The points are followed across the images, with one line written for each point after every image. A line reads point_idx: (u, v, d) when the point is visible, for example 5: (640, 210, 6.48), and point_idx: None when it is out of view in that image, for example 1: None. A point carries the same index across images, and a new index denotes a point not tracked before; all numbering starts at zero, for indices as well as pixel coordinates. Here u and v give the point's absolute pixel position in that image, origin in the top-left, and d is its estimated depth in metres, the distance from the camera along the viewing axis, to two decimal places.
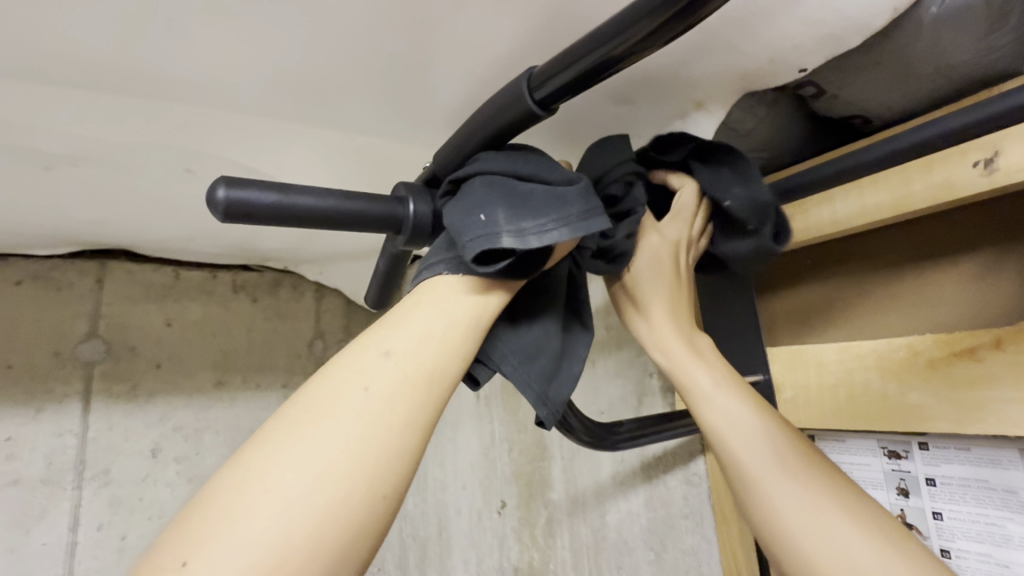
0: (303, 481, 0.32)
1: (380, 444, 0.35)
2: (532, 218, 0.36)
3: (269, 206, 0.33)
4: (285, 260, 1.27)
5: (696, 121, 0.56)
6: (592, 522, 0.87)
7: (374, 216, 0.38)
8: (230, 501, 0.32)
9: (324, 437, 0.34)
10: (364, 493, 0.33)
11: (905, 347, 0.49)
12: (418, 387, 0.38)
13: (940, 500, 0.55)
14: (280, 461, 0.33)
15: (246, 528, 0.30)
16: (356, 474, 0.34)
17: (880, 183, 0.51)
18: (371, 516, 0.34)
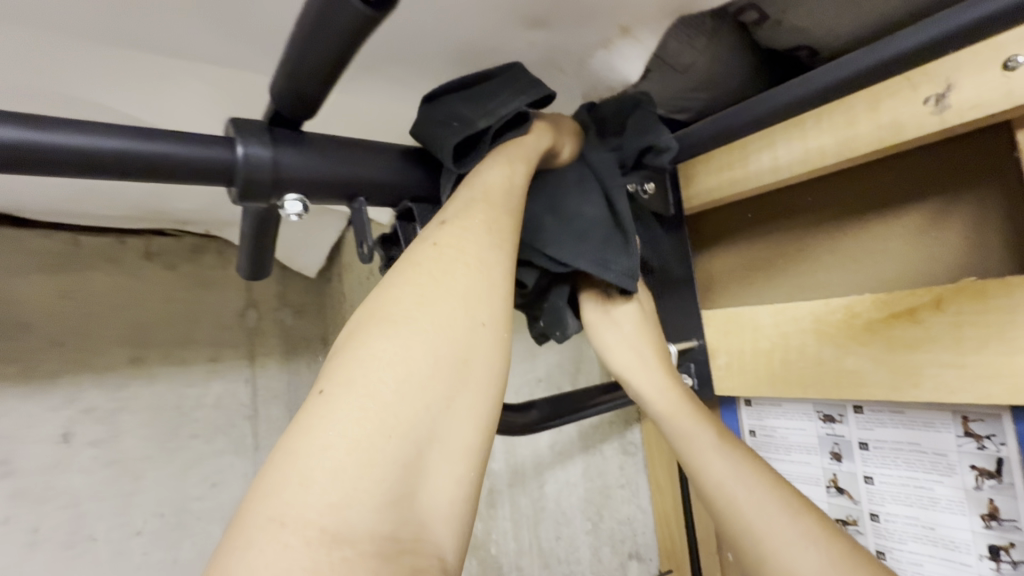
0: (348, 370, 0.28)
1: (447, 345, 0.30)
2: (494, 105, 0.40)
3: (12, 144, 0.25)
4: (208, 223, 1.06)
5: (622, 51, 0.49)
6: (530, 493, 0.81)
7: (185, 160, 0.29)
8: (302, 426, 0.27)
9: (376, 377, 0.28)
10: (422, 403, 0.28)
11: (843, 309, 0.45)
12: (474, 301, 0.32)
13: (872, 464, 0.53)
14: (326, 414, 0.27)
15: (303, 431, 0.27)
16: (420, 430, 0.28)
17: (824, 124, 0.45)
18: (450, 430, 0.29)
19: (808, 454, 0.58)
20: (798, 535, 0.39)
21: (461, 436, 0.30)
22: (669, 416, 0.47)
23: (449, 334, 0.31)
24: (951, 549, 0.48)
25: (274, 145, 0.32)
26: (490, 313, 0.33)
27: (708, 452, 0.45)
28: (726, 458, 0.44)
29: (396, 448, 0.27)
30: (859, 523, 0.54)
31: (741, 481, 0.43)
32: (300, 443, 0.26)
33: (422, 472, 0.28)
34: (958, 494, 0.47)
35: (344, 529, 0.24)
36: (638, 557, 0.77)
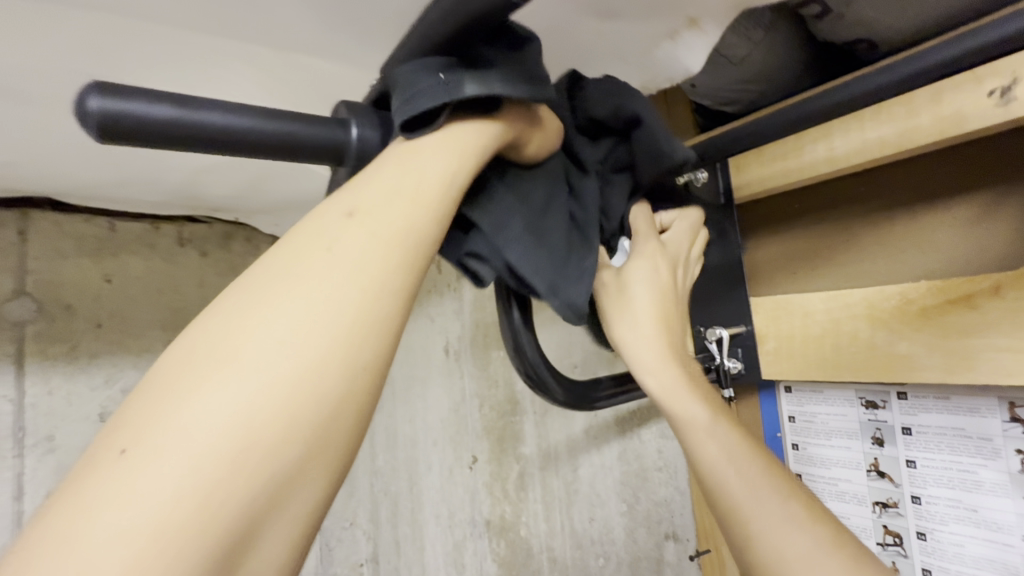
0: (161, 429, 0.22)
1: (304, 373, 0.24)
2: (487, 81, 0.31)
3: (165, 120, 0.26)
4: None
5: (688, 43, 0.50)
6: (563, 476, 0.83)
7: (307, 143, 0.31)
8: (97, 493, 0.20)
9: (202, 421, 0.22)
10: (261, 449, 0.23)
11: (898, 295, 0.46)
12: (360, 315, 0.26)
13: (915, 448, 0.54)
14: (122, 484, 0.20)
15: (84, 504, 0.20)
16: (272, 479, 0.23)
17: (883, 116, 0.46)
18: (302, 468, 0.24)
19: (848, 439, 0.60)
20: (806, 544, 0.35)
21: (331, 465, 0.25)
22: (667, 390, 0.42)
23: (313, 363, 0.24)
24: (994, 530, 0.49)
25: (382, 128, 0.34)
26: (366, 324, 0.26)
27: (704, 426, 0.40)
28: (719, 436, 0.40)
29: (222, 516, 0.21)
30: (900, 505, 0.56)
31: (733, 464, 0.38)
32: (77, 524, 0.20)
33: (264, 515, 0.23)
34: (1002, 478, 0.48)
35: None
36: (675, 538, 0.79)
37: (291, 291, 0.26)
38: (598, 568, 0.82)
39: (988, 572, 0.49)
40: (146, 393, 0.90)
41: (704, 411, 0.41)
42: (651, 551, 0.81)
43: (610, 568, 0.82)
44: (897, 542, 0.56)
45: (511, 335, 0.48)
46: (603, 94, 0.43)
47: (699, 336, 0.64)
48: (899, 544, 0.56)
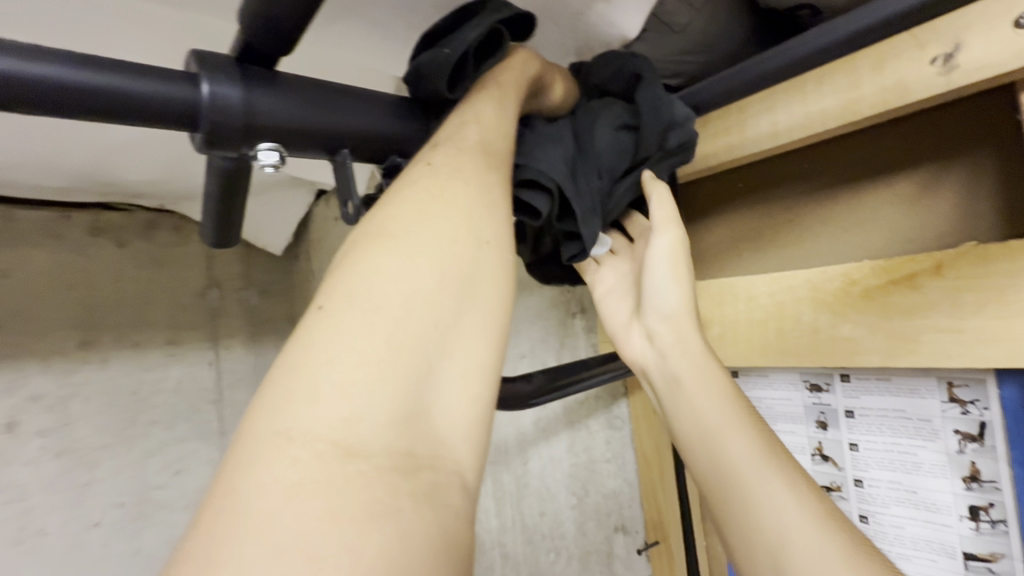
0: (345, 293, 0.25)
1: (456, 260, 0.27)
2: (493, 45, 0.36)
3: None
4: (157, 199, 1.00)
5: (621, 6, 0.48)
6: (513, 470, 0.79)
7: (141, 100, 0.27)
8: (279, 376, 0.23)
9: (371, 294, 0.25)
10: (417, 329, 0.25)
11: (841, 276, 0.44)
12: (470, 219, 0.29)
13: (857, 431, 0.53)
14: (320, 341, 0.23)
15: (287, 371, 0.23)
16: (424, 352, 0.25)
17: (826, 86, 0.44)
18: (459, 354, 0.26)
19: (794, 423, 0.58)
20: (793, 502, 0.34)
21: (471, 365, 0.27)
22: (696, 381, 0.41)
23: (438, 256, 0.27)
24: (932, 511, 0.49)
25: (244, 86, 0.29)
26: (492, 228, 0.30)
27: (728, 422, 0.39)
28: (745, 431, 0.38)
29: (396, 389, 0.23)
30: (843, 489, 0.55)
31: (758, 463, 0.36)
32: (289, 387, 0.22)
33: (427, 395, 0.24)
34: (940, 458, 0.48)
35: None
36: (625, 531, 0.76)
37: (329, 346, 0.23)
38: (550, 565, 0.77)
39: (926, 552, 0.49)
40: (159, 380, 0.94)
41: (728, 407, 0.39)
42: (602, 546, 0.77)
43: (561, 565, 0.77)
44: None
45: None
46: (610, 67, 0.45)
47: None
48: None
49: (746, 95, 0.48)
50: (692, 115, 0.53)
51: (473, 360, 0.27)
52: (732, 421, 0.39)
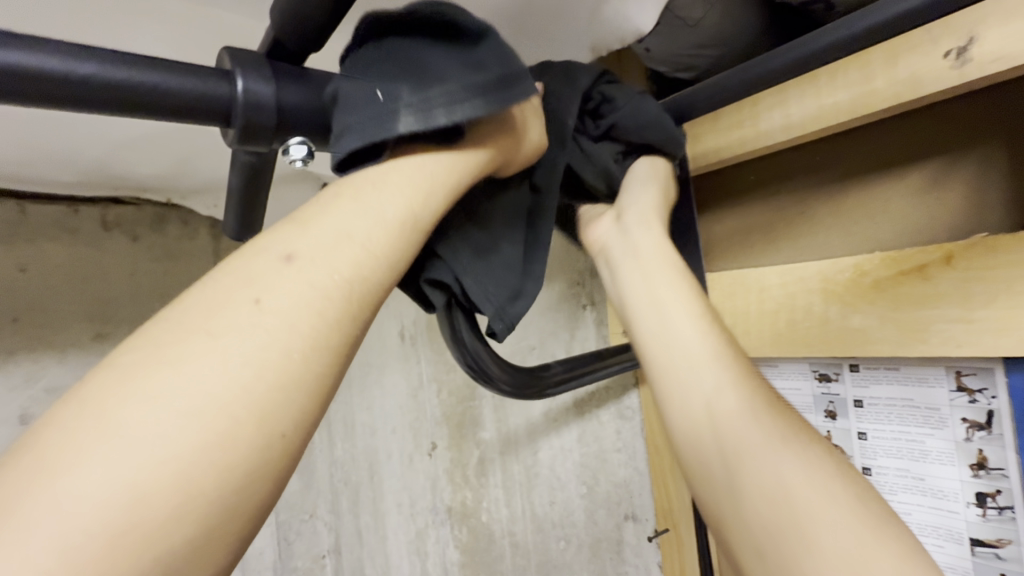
0: (175, 361, 0.25)
1: (285, 351, 0.27)
2: (439, 84, 0.31)
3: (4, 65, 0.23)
4: (149, 184, 1.05)
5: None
6: (523, 461, 0.82)
7: (192, 98, 0.28)
8: (82, 417, 0.23)
9: (202, 369, 0.25)
10: (224, 414, 0.25)
11: (852, 268, 0.45)
12: (328, 301, 0.29)
13: (866, 420, 0.54)
14: (105, 405, 0.24)
15: (89, 417, 0.23)
16: (232, 442, 0.25)
17: (840, 80, 0.44)
18: (264, 454, 0.26)
19: (802, 413, 0.59)
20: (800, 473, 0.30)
21: (261, 472, 0.25)
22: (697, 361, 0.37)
23: (276, 339, 0.27)
24: (939, 498, 0.50)
25: (276, 82, 0.30)
26: (328, 322, 0.29)
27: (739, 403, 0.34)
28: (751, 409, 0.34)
29: (168, 480, 0.23)
30: None
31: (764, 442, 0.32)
32: (72, 441, 0.22)
33: (213, 488, 0.24)
34: (948, 446, 0.49)
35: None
36: (635, 519, 0.77)
37: (230, 321, 0.27)
38: (560, 552, 0.80)
39: (932, 538, 0.50)
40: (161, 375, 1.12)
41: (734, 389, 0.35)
42: (611, 533, 0.78)
43: (571, 551, 0.79)
44: None
45: (448, 322, 0.45)
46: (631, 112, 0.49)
47: None
48: None
49: (758, 90, 0.49)
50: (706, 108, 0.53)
51: (306, 408, 0.27)
52: (743, 400, 0.34)
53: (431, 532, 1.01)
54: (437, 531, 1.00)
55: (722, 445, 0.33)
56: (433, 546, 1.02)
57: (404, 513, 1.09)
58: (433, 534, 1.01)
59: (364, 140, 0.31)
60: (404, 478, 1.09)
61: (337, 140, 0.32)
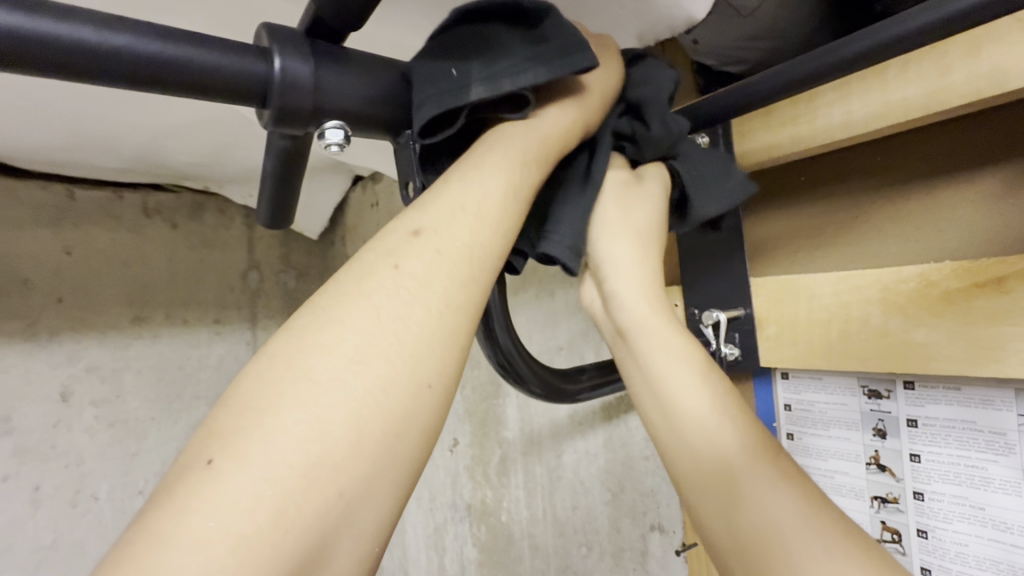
0: (260, 441, 0.29)
1: (386, 393, 0.31)
2: (505, 59, 0.34)
3: (32, 32, 0.23)
4: (205, 178, 1.28)
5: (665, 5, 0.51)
6: (547, 463, 0.83)
7: (222, 73, 0.27)
8: (199, 489, 0.27)
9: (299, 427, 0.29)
10: (338, 458, 0.29)
11: (917, 277, 0.42)
12: (428, 330, 0.34)
13: (920, 441, 0.51)
14: (213, 488, 0.27)
15: (195, 497, 0.27)
16: (356, 474, 0.30)
17: (911, 73, 0.41)
18: (385, 476, 0.31)
19: (848, 429, 0.56)
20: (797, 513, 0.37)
21: (382, 495, 0.31)
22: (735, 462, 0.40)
23: (384, 372, 0.32)
24: (1000, 530, 0.46)
25: (315, 62, 0.29)
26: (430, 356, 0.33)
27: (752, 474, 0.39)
28: (783, 489, 0.38)
29: (293, 524, 0.28)
30: (900, 501, 0.52)
31: (804, 529, 0.36)
32: (191, 509, 0.27)
33: (340, 519, 0.29)
34: (1013, 475, 0.45)
35: (255, 553, 0.26)
36: (661, 530, 0.69)
37: (376, 288, 0.34)
38: (581, 558, 0.78)
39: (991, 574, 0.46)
40: (134, 357, 1.29)
41: (759, 467, 0.40)
42: (636, 544, 0.72)
43: (592, 559, 0.77)
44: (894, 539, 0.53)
45: (484, 317, 0.44)
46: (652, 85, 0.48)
47: (693, 319, 0.59)
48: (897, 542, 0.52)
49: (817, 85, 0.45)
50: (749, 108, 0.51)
51: (440, 370, 0.34)
52: (763, 472, 0.39)
53: (451, 527, 1.04)
54: (456, 528, 1.02)
55: (767, 533, 0.37)
56: (452, 540, 1.05)
57: (425, 506, 1.13)
58: (453, 529, 1.04)
59: (442, 107, 0.33)
60: (426, 470, 1.11)
61: (416, 111, 0.34)
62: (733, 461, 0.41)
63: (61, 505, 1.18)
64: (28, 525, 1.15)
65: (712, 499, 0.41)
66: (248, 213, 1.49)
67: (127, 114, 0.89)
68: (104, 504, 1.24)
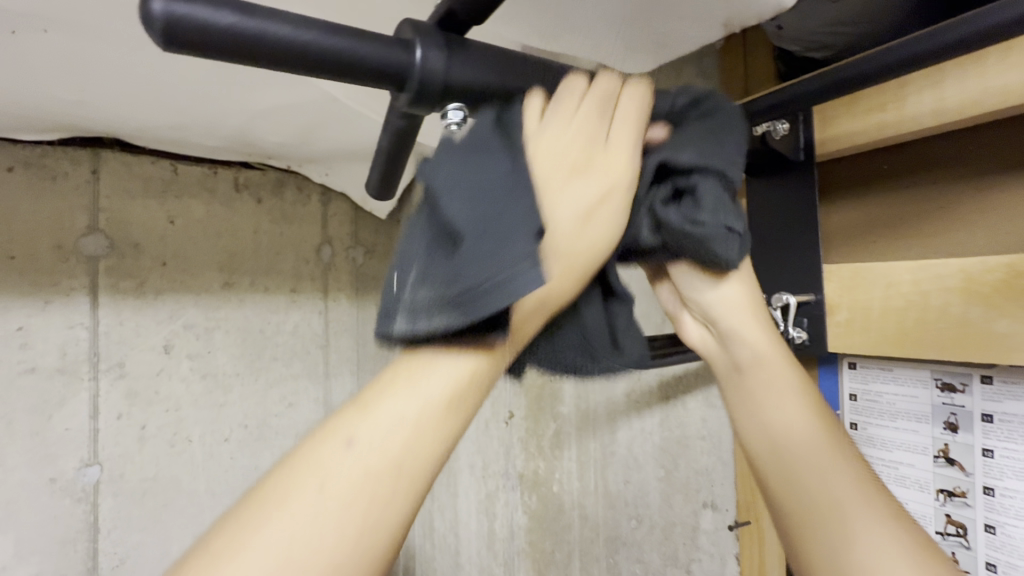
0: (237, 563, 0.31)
1: (351, 519, 0.33)
2: (427, 293, 0.33)
3: (233, 28, 0.27)
4: (289, 158, 1.39)
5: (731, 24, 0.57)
6: (601, 438, 0.87)
7: (373, 63, 0.31)
8: None
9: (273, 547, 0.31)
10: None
11: (1004, 267, 0.42)
12: (391, 474, 0.34)
13: (994, 437, 0.50)
14: None
15: None
16: None
17: (1011, 60, 0.40)
18: None
19: (917, 422, 0.56)
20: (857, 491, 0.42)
21: None
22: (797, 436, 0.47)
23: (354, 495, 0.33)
24: None
25: (447, 51, 0.33)
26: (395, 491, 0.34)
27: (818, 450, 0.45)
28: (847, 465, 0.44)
29: None
30: (969, 495, 0.52)
31: (856, 502, 0.42)
32: None
33: None
34: None
35: None
36: (714, 508, 0.71)
37: (334, 447, 0.34)
38: (630, 530, 0.82)
39: None
40: (223, 317, 1.42)
41: (822, 447, 0.45)
42: (687, 519, 0.74)
43: (641, 531, 0.80)
44: (958, 532, 0.53)
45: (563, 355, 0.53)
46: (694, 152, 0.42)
47: None
48: (961, 535, 0.52)
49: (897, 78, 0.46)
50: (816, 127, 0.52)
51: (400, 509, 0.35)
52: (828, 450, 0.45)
53: (502, 494, 1.10)
54: (507, 495, 1.08)
55: (822, 504, 0.43)
56: (502, 506, 1.11)
57: (477, 473, 1.19)
58: (504, 496, 1.10)
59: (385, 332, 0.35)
60: (480, 440, 1.18)
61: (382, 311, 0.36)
62: (805, 432, 0.47)
63: (161, 444, 1.34)
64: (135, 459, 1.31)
65: (776, 480, 0.47)
66: (324, 192, 1.60)
67: (232, 96, 0.99)
68: (197, 446, 1.39)
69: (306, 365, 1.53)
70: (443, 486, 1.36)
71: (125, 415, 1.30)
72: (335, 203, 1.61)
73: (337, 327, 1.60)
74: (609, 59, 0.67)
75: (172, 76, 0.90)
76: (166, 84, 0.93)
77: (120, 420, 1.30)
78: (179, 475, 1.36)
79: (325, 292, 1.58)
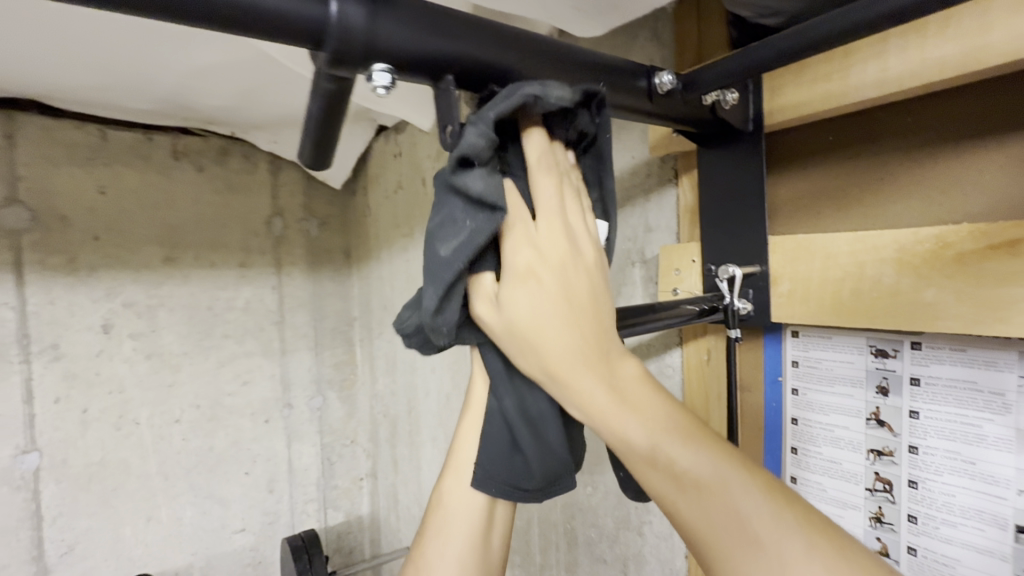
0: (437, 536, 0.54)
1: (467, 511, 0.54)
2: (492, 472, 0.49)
3: None
4: (232, 124, 1.30)
5: None
6: None
7: (280, 15, 0.28)
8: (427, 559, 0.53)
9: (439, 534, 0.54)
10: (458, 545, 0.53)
11: (934, 238, 0.43)
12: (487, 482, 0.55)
13: (920, 399, 0.53)
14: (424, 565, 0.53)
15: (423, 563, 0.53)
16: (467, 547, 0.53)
17: (951, 31, 0.40)
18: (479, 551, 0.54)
19: (853, 386, 0.58)
20: None
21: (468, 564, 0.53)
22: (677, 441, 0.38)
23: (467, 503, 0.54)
24: (988, 483, 0.49)
25: (368, 6, 0.30)
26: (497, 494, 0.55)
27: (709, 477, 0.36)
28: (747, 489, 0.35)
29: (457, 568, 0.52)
30: (895, 454, 0.55)
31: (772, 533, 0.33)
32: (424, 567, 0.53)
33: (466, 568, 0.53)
34: (1008, 433, 0.48)
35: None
36: None
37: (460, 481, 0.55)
38: (586, 496, 0.84)
39: (975, 522, 0.50)
40: (168, 294, 1.35)
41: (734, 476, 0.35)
42: None
43: (596, 497, 0.83)
44: (885, 488, 0.56)
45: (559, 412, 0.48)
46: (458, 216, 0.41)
47: (709, 275, 0.60)
48: (887, 490, 0.56)
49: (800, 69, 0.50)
50: (764, 116, 0.53)
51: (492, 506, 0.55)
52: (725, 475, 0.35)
53: None
54: None
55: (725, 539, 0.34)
56: None
57: (439, 445, 1.27)
58: None
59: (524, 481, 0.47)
60: (441, 413, 1.25)
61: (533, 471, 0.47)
62: (707, 473, 0.36)
63: (105, 427, 1.28)
64: (78, 444, 1.25)
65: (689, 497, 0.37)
66: (273, 159, 1.51)
67: (159, 56, 0.91)
68: (145, 429, 1.33)
69: (261, 343, 1.47)
70: (406, 460, 1.43)
71: (64, 400, 1.23)
72: (286, 171, 1.53)
73: (292, 303, 1.53)
74: (563, 21, 0.65)
75: (90, 31, 0.82)
76: (82, 41, 0.84)
77: (57, 406, 1.23)
78: (128, 458, 1.31)
79: (278, 266, 1.51)
